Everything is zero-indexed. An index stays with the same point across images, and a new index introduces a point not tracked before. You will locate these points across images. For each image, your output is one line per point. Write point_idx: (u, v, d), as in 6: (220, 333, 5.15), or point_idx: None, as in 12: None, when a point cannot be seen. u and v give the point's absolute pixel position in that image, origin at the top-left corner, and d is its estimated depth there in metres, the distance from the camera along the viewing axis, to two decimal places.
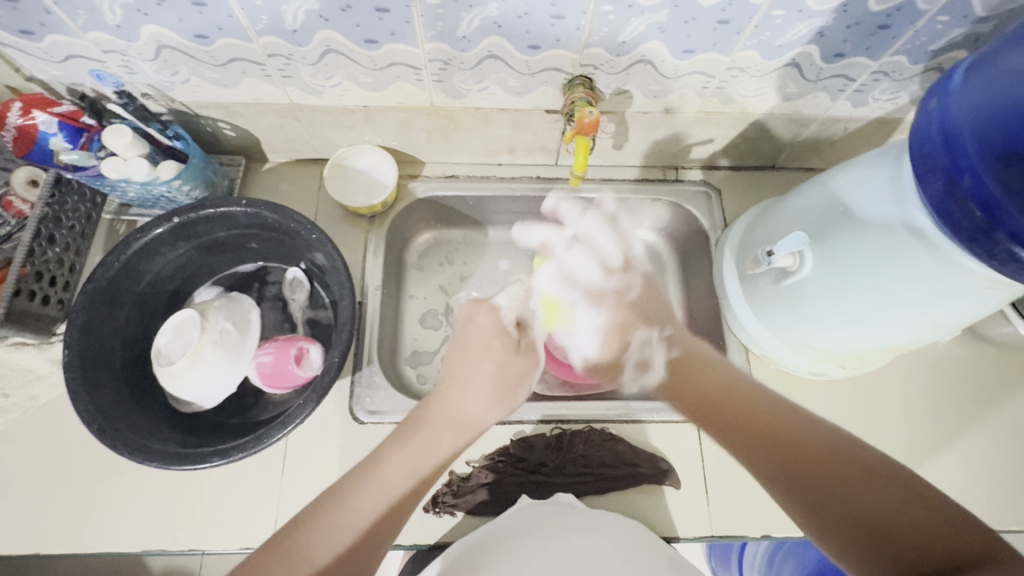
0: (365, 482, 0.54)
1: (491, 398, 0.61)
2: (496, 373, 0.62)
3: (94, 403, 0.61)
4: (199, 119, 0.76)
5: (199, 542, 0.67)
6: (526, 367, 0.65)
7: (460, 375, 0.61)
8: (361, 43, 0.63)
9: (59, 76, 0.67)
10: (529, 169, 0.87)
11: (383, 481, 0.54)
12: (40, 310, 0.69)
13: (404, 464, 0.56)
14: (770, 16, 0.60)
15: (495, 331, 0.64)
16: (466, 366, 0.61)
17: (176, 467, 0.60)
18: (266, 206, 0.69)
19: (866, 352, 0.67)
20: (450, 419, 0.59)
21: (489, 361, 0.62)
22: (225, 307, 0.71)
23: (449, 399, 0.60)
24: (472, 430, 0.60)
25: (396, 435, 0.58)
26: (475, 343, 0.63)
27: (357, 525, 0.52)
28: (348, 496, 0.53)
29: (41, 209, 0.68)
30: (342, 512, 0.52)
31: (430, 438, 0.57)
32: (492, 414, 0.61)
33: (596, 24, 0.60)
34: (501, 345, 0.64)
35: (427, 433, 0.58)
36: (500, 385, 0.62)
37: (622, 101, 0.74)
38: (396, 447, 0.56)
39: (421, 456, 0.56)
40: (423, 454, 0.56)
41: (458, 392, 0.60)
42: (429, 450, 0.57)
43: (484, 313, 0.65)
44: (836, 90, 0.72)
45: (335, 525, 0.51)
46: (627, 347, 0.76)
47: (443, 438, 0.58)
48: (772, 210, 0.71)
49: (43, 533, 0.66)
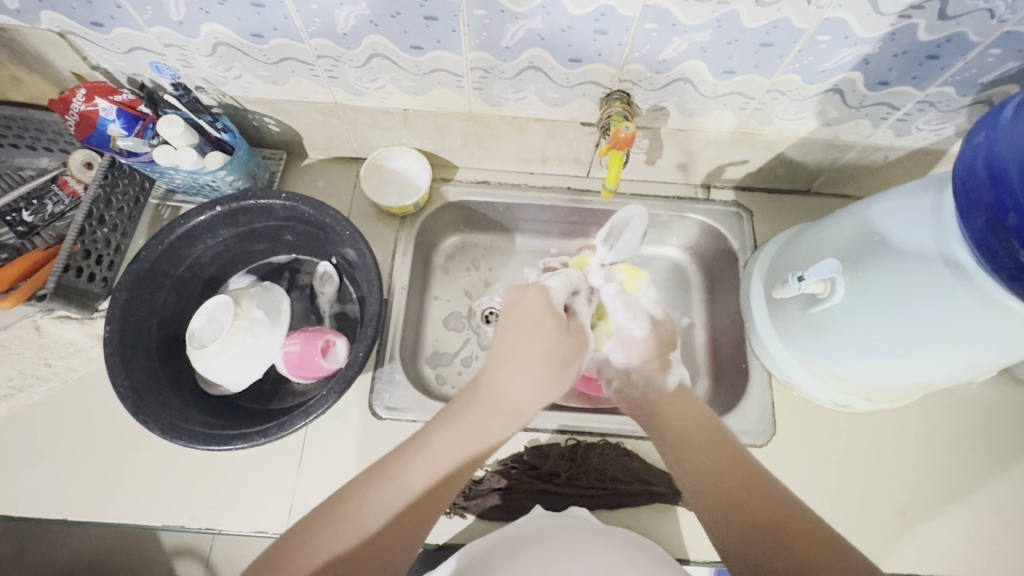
0: (411, 459, 0.51)
1: (542, 382, 0.56)
2: (548, 354, 0.57)
3: (129, 379, 0.63)
4: (247, 113, 0.79)
5: (216, 521, 0.69)
6: (578, 349, 0.60)
7: (509, 356, 0.56)
8: (407, 49, 0.65)
9: (121, 66, 0.70)
10: (559, 179, 0.88)
11: (429, 461, 0.51)
12: (86, 287, 0.73)
13: (452, 445, 0.52)
14: (814, 40, 0.59)
15: (544, 310, 0.60)
16: (514, 348, 0.57)
17: (202, 447, 0.62)
18: (305, 201, 0.71)
19: (894, 387, 0.66)
20: (503, 397, 0.55)
21: (539, 343, 0.57)
22: (257, 295, 0.73)
23: (504, 375, 0.56)
24: (521, 413, 0.56)
25: (441, 415, 0.55)
26: (525, 323, 0.58)
27: (404, 501, 0.50)
28: (393, 473, 0.51)
29: (95, 190, 0.72)
30: (388, 486, 0.50)
31: (478, 419, 0.54)
32: (545, 395, 0.57)
33: (638, 41, 0.61)
34: (552, 325, 0.59)
35: (477, 411, 0.54)
36: (551, 368, 0.57)
37: (659, 117, 0.74)
38: (441, 426, 0.53)
39: (470, 440, 0.53)
40: (473, 437, 0.53)
41: (509, 372, 0.56)
42: (476, 431, 0.53)
43: (531, 294, 0.61)
44: (878, 118, 0.71)
45: (380, 501, 0.49)
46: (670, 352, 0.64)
47: (489, 419, 0.54)
48: (805, 236, 0.71)
49: (69, 500, 0.69)
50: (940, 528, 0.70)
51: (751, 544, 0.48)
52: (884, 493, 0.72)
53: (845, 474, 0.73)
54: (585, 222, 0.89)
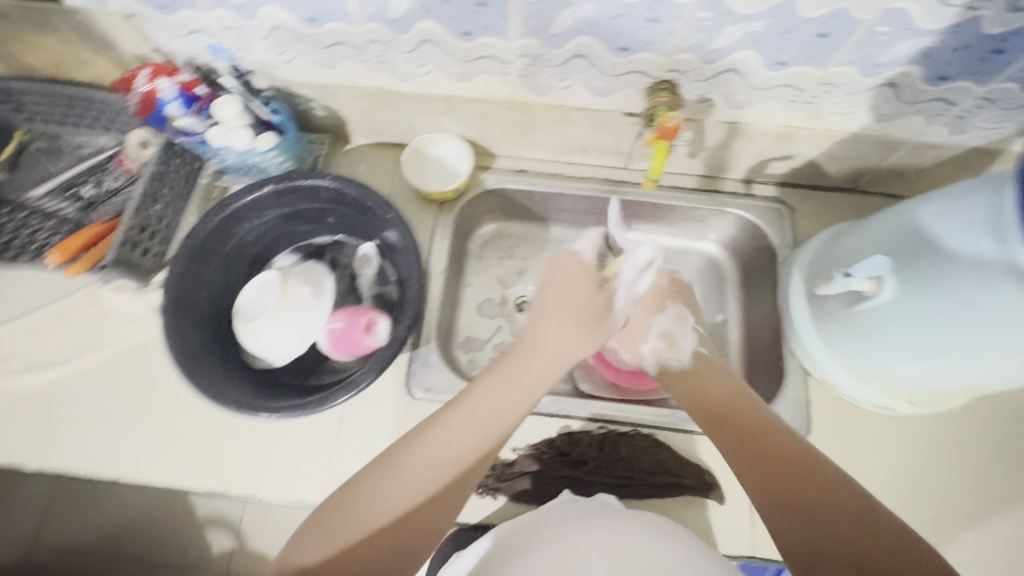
0: (459, 414, 0.57)
1: (579, 334, 0.66)
2: (580, 314, 0.68)
3: (182, 347, 0.67)
4: (295, 98, 0.81)
5: (256, 490, 0.72)
6: (608, 304, 0.70)
7: (549, 316, 0.67)
8: (457, 35, 0.66)
9: (180, 48, 0.73)
10: (598, 170, 0.88)
11: (477, 407, 0.58)
12: (139, 260, 0.76)
13: (497, 392, 0.59)
14: (872, 32, 0.58)
15: (579, 278, 0.70)
16: (553, 309, 0.67)
17: (248, 414, 0.65)
18: (350, 182, 0.73)
19: (938, 390, 0.64)
20: (539, 354, 0.63)
21: (575, 302, 0.68)
22: (302, 274, 0.76)
23: (540, 333, 0.65)
24: (559, 363, 0.64)
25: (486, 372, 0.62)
26: (563, 289, 0.69)
27: (456, 446, 0.55)
28: (443, 424, 0.56)
29: (151, 167, 0.75)
30: (440, 435, 0.55)
31: (522, 369, 0.62)
32: (577, 347, 0.66)
33: (689, 30, 0.61)
34: (586, 288, 0.69)
35: (515, 365, 0.62)
36: (585, 320, 0.67)
37: (703, 109, 0.73)
38: (486, 380, 0.60)
39: (513, 387, 0.60)
40: (517, 383, 0.60)
41: (549, 329, 0.65)
42: (520, 379, 0.61)
43: (566, 265, 0.71)
44: (934, 114, 0.69)
45: (433, 449, 0.54)
46: (661, 314, 0.75)
47: (533, 369, 0.62)
48: (852, 233, 0.69)
49: (120, 462, 0.73)
50: (981, 537, 0.69)
51: (782, 503, 0.53)
52: (924, 497, 0.71)
53: (882, 477, 0.72)
54: (622, 213, 0.89)
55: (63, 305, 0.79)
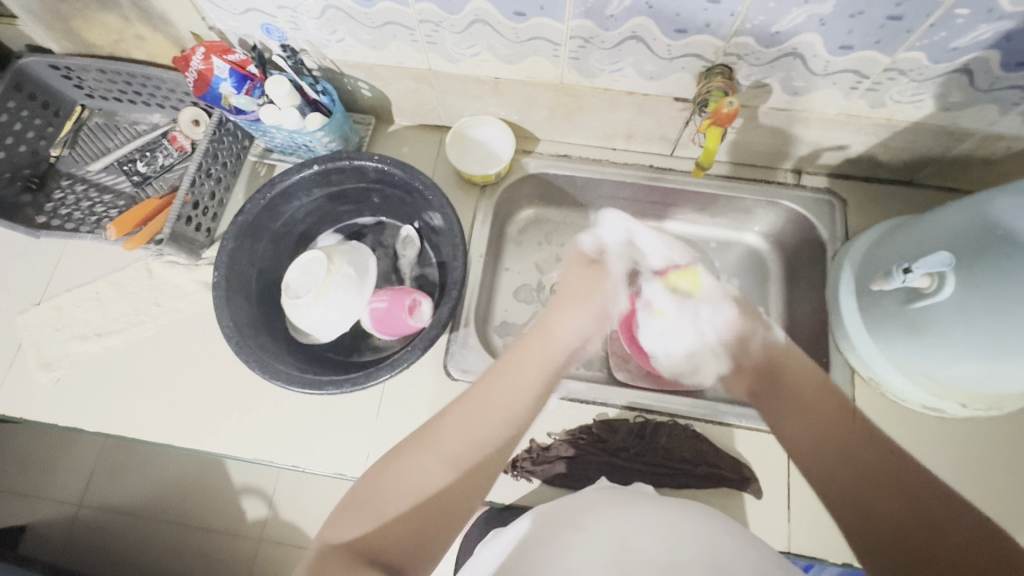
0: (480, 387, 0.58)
1: (580, 312, 0.70)
2: (579, 294, 0.72)
3: (234, 320, 0.69)
4: (343, 77, 0.82)
5: (299, 460, 0.74)
6: (600, 277, 0.74)
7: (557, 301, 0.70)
8: (509, 15, 0.65)
9: (234, 27, 0.74)
10: (642, 157, 0.86)
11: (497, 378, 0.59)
12: (193, 235, 0.79)
13: (514, 367, 0.61)
14: (950, 14, 0.55)
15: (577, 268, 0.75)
16: (561, 296, 0.71)
17: (296, 387, 0.66)
18: (395, 163, 0.73)
19: (996, 393, 0.62)
20: (549, 332, 0.66)
21: (572, 283, 0.72)
22: (348, 254, 0.78)
23: (553, 316, 0.68)
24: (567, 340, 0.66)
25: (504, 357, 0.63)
26: (567, 279, 0.74)
27: (481, 411, 0.56)
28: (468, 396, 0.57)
29: (204, 144, 0.77)
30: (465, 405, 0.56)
31: (535, 344, 0.64)
32: (580, 323, 0.69)
33: (752, 11, 0.58)
34: (581, 272, 0.75)
35: (529, 343, 0.64)
36: (584, 299, 0.71)
37: (759, 95, 0.71)
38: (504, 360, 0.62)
39: (525, 360, 0.62)
40: (532, 355, 0.62)
41: (557, 311, 0.69)
42: (533, 352, 0.63)
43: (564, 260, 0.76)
44: (1009, 104, 0.65)
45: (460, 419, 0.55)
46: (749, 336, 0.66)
47: (545, 344, 0.64)
48: (914, 225, 0.67)
49: (172, 428, 0.76)
50: None
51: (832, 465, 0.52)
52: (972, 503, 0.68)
53: None
54: (664, 201, 0.88)
55: (121, 276, 0.83)
